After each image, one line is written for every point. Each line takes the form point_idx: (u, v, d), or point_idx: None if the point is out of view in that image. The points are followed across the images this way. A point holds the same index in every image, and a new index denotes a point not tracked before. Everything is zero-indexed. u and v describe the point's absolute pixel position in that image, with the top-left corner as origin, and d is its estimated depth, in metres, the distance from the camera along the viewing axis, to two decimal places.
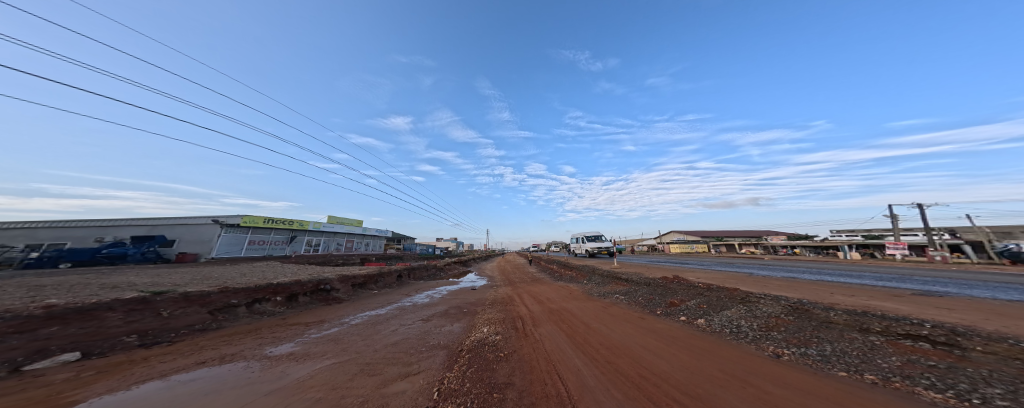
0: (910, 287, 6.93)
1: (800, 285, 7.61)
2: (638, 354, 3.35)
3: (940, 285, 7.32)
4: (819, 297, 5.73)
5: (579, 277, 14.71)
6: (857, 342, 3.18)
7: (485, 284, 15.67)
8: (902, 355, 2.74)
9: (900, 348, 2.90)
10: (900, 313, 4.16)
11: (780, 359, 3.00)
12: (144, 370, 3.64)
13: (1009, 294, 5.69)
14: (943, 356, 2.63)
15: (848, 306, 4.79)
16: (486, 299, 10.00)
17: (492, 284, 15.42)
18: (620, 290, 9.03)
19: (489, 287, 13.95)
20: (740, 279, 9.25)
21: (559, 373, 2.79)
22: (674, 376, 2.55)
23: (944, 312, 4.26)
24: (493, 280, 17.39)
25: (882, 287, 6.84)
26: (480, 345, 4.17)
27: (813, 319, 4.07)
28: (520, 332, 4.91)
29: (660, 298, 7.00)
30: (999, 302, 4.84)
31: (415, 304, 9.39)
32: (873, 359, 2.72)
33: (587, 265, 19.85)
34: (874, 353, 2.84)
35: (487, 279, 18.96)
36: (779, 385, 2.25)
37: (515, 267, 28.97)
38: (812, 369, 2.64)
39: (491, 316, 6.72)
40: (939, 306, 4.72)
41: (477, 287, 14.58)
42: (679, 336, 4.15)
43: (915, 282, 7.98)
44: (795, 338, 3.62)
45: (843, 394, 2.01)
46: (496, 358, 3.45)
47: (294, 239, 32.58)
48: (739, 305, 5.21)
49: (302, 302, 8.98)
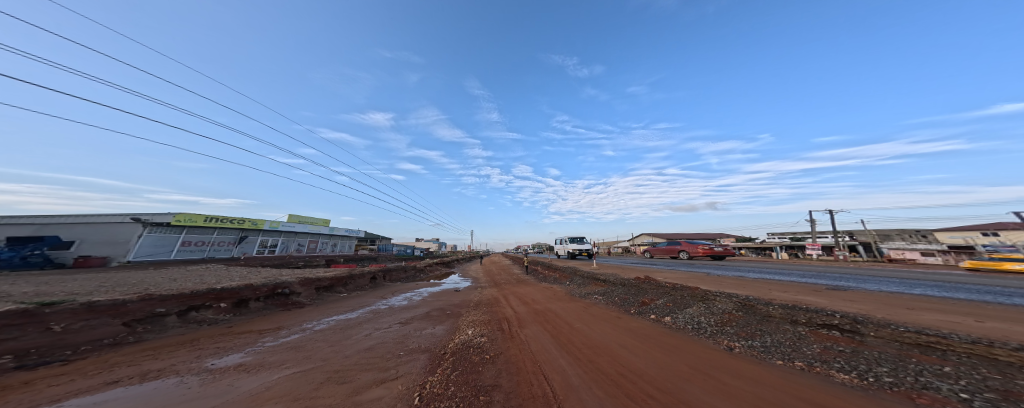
0: (825, 282, 8.00)
1: (748, 283, 8.42)
2: (617, 352, 3.48)
3: (852, 280, 8.51)
4: (762, 294, 6.34)
5: (563, 278, 15.08)
6: (788, 333, 3.59)
7: (471, 286, 15.19)
8: (820, 342, 3.14)
9: (818, 336, 3.33)
10: (817, 305, 4.81)
11: (733, 351, 3.31)
12: (32, 395, 3.07)
13: (903, 288, 6.70)
14: (848, 341, 3.07)
15: (783, 301, 5.38)
16: (472, 300, 9.75)
17: (477, 285, 15.23)
18: (599, 291, 9.25)
19: (475, 289, 13.68)
20: (701, 279, 9.97)
21: (544, 374, 2.81)
22: (648, 372, 2.69)
23: (848, 303, 4.98)
24: (477, 282, 17.01)
25: (806, 283, 7.85)
26: (465, 348, 4.07)
27: (757, 314, 4.53)
28: (506, 333, 4.90)
29: (634, 297, 7.33)
30: (896, 295, 5.67)
31: (392, 307, 8.92)
32: (799, 347, 3.09)
33: (570, 266, 20.36)
34: (800, 342, 3.23)
35: (472, 280, 18.75)
36: (737, 376, 2.44)
37: (502, 267, 28.91)
38: (758, 359, 2.91)
39: (476, 317, 6.61)
40: (846, 298, 5.45)
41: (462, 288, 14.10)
42: (651, 334, 4.39)
43: (830, 277, 9.31)
44: (743, 331, 4.00)
45: (781, 380, 2.25)
46: (482, 360, 3.40)
47: (243, 239, 29.35)
48: (699, 303, 5.63)
49: (254, 308, 8.18)
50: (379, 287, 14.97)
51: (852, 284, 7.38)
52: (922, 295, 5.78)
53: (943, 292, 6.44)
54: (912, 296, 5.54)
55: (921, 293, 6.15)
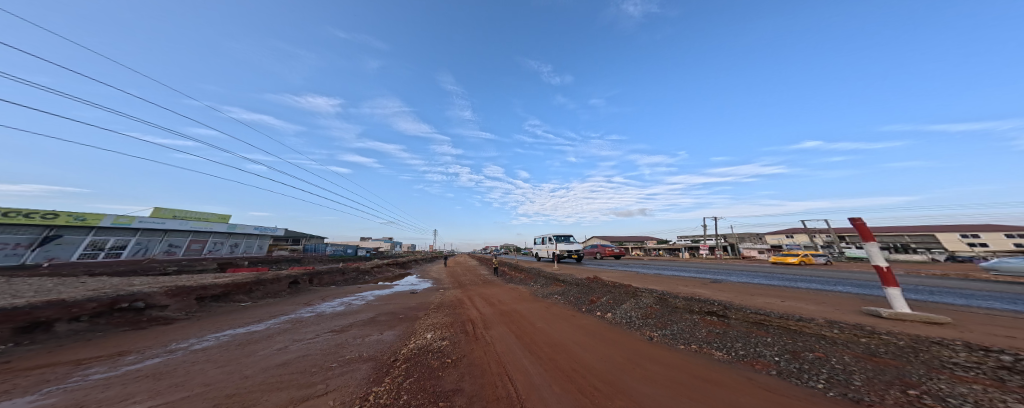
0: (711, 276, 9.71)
1: (666, 279, 9.76)
2: (572, 349, 3.67)
3: (738, 275, 10.51)
4: (673, 289, 7.39)
5: (530, 278, 15.28)
6: (686, 321, 4.30)
7: (430, 287, 14.35)
8: (706, 327, 3.90)
9: (704, 322, 4.11)
10: (700, 295, 5.94)
11: (653, 340, 3.82)
12: None
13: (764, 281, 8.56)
14: (719, 324, 3.96)
15: (683, 294, 6.35)
16: (431, 303, 9.09)
17: (440, 286, 14.59)
18: (559, 291, 9.65)
19: (436, 290, 12.88)
20: (636, 276, 11.17)
21: (509, 374, 2.80)
22: (596, 367, 2.90)
23: (719, 293, 6.23)
24: (440, 283, 16.34)
25: (699, 278, 9.48)
26: (422, 353, 3.81)
27: (668, 306, 5.28)
28: (470, 335, 4.74)
29: (585, 296, 7.83)
30: (766, 287, 7.17)
31: (321, 315, 7.83)
32: (692, 333, 3.81)
33: (535, 267, 21.04)
34: (694, 329, 3.92)
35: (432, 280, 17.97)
36: (661, 363, 2.81)
37: (466, 268, 28.35)
38: (668, 345, 3.52)
39: (437, 320, 6.28)
40: (729, 290, 6.63)
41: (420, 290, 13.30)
42: (599, 330, 4.75)
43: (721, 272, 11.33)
44: (658, 321, 4.64)
45: (692, 365, 2.71)
46: (442, 365, 3.23)
47: (55, 240, 22.08)
48: (631, 298, 6.33)
49: (67, 332, 5.92)
50: (302, 292, 13.19)
51: (742, 278, 9.14)
52: (781, 286, 7.48)
53: (791, 282, 8.41)
54: (774, 287, 7.07)
55: (782, 284, 7.92)
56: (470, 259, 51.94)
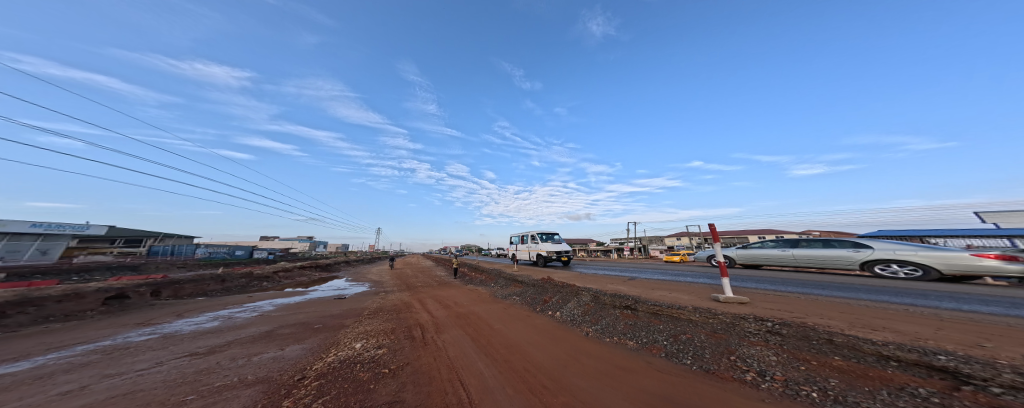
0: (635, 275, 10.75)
1: (600, 278, 10.64)
2: (526, 349, 3.72)
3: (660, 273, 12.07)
4: (605, 287, 8.04)
5: (490, 279, 15.02)
6: (608, 317, 4.75)
7: (371, 291, 13.04)
8: (623, 320, 4.37)
9: (623, 316, 4.59)
10: (620, 292, 6.69)
11: (589, 335, 4.12)
12: None
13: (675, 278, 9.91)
14: (631, 317, 4.48)
15: (607, 291, 6.94)
16: (367, 309, 8.17)
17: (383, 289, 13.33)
18: (517, 292, 9.71)
19: (379, 293, 11.72)
20: (580, 276, 11.91)
21: (461, 380, 2.68)
22: (547, 364, 2.99)
23: (633, 289, 7.07)
24: (383, 286, 14.90)
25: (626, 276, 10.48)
26: (351, 365, 3.40)
27: (599, 303, 5.73)
28: (418, 341, 4.41)
29: (540, 296, 8.06)
30: (679, 282, 8.33)
31: (172, 336, 6.21)
32: (611, 327, 4.23)
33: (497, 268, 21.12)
34: (615, 323, 4.35)
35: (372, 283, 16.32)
36: (601, 356, 3.04)
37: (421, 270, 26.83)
38: (603, 340, 3.81)
39: (377, 327, 5.69)
40: (648, 286, 7.49)
41: (358, 294, 11.93)
42: (550, 329, 4.91)
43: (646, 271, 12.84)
44: (592, 318, 5.00)
45: (621, 356, 3.01)
46: (378, 376, 2.92)
47: None
48: (574, 297, 6.74)
49: None
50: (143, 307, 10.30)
51: (664, 276, 10.51)
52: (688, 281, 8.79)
53: (689, 277, 10.03)
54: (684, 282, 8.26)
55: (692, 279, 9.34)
56: (426, 260, 49.27)
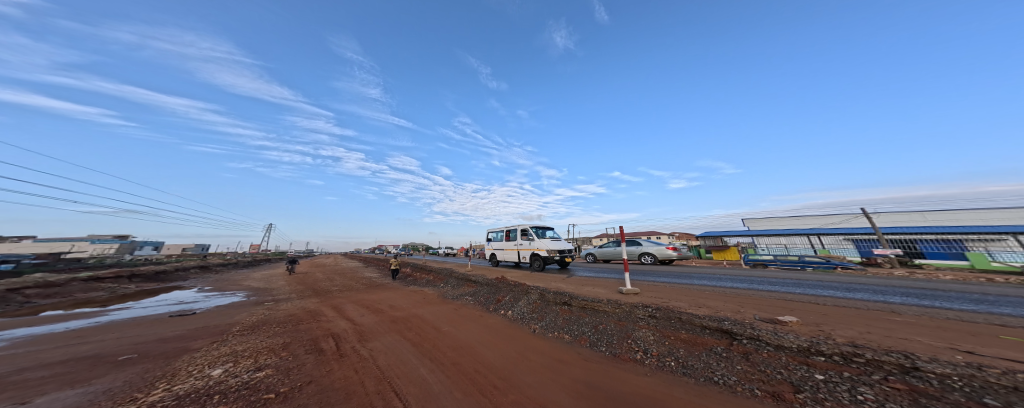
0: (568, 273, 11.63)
1: (541, 277, 11.18)
2: (475, 350, 3.56)
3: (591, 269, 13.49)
4: (550, 285, 8.42)
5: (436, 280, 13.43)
6: (548, 313, 5.09)
7: (272, 298, 10.15)
8: (558, 316, 4.77)
9: (561, 311, 4.99)
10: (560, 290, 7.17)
11: (536, 332, 4.29)
12: None
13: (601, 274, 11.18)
14: (565, 311, 4.93)
15: (548, 290, 7.27)
16: (258, 322, 6.32)
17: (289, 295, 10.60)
18: (471, 291, 9.14)
19: (283, 302, 9.21)
20: (526, 275, 12.19)
21: (397, 388, 2.36)
22: (497, 364, 2.94)
23: (569, 286, 7.69)
24: (295, 291, 11.81)
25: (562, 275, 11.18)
26: (211, 395, 2.54)
27: (543, 299, 6.04)
28: (336, 352, 3.67)
29: (494, 295, 7.71)
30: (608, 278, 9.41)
31: None
32: (547, 323, 4.55)
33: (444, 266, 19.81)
34: (552, 319, 4.70)
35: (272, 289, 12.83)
36: (547, 352, 3.19)
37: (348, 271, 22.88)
38: (546, 336, 4.04)
39: (276, 341, 4.47)
40: (584, 283, 8.22)
41: (250, 304, 9.11)
42: (500, 328, 4.85)
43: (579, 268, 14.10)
44: (537, 316, 5.22)
45: (560, 349, 3.25)
46: (262, 402, 2.26)
47: None
48: (524, 295, 6.83)
49: None
50: None
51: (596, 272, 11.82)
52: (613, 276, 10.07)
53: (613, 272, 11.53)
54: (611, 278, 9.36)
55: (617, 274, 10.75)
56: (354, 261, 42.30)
